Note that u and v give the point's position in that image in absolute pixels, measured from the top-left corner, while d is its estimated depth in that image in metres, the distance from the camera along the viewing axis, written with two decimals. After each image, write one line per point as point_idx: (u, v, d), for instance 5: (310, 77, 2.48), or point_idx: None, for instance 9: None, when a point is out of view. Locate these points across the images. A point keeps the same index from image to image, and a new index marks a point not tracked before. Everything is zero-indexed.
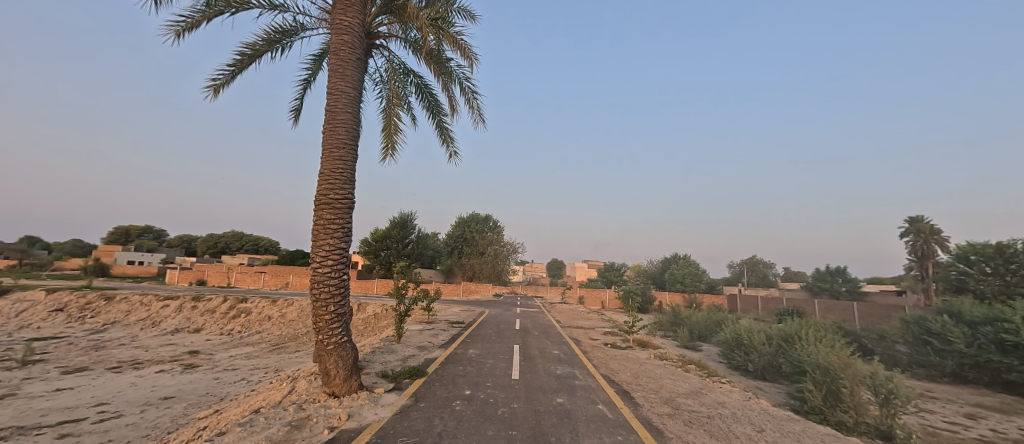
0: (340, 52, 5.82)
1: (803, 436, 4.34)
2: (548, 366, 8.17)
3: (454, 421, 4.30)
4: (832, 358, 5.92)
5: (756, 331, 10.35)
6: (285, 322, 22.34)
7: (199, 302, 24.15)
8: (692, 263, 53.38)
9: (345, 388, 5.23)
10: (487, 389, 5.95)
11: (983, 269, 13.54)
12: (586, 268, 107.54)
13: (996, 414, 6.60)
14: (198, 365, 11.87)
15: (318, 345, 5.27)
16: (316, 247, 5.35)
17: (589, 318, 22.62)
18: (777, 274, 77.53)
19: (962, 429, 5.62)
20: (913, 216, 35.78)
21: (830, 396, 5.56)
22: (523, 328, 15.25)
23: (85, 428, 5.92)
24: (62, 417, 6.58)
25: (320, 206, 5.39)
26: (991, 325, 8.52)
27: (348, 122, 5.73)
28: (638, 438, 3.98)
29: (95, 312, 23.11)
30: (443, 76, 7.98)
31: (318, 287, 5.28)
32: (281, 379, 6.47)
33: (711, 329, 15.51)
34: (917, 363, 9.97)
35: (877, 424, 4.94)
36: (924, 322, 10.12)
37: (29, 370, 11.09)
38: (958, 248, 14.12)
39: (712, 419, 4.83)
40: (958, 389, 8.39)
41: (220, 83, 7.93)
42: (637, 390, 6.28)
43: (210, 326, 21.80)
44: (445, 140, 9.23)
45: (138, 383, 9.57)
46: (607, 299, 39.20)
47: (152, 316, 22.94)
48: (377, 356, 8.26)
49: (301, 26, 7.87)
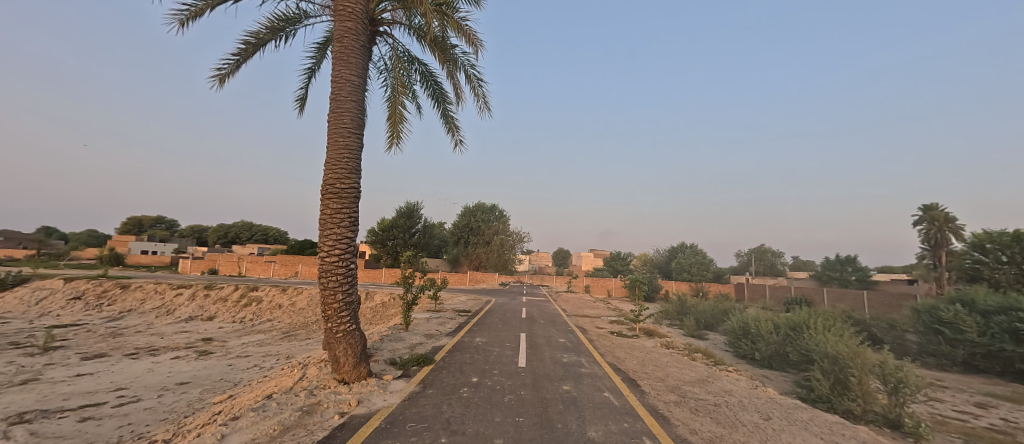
0: (345, 39, 5.76)
1: (811, 424, 4.32)
2: (554, 354, 8.23)
3: (462, 407, 4.36)
4: (841, 347, 5.86)
5: (764, 320, 10.29)
6: (296, 310, 22.77)
7: (211, 290, 24.67)
8: (700, 252, 52.96)
9: (355, 375, 5.32)
10: (494, 376, 6.03)
11: (999, 257, 13.26)
12: (593, 257, 107.38)
13: (1007, 403, 6.54)
14: (212, 352, 12.20)
15: (329, 333, 5.36)
16: (324, 237, 5.39)
17: (596, 307, 22.74)
18: (786, 263, 77.08)
19: (973, 418, 5.58)
20: (928, 204, 35.01)
21: (838, 385, 5.55)
22: (529, 317, 15.32)
23: (105, 412, 6.12)
24: (84, 401, 6.81)
25: (327, 196, 5.41)
26: (1005, 314, 8.41)
27: (353, 111, 5.70)
28: (644, 425, 3.99)
29: (112, 300, 23.72)
30: (448, 63, 7.88)
31: (327, 276, 5.34)
32: (292, 366, 6.61)
33: (718, 318, 15.51)
34: (927, 352, 9.87)
35: (885, 413, 4.90)
36: (937, 311, 9.87)
37: (51, 356, 11.48)
38: (974, 236, 13.90)
39: (719, 406, 4.84)
40: (969, 379, 8.32)
41: (226, 73, 7.92)
42: (644, 379, 6.29)
43: (223, 313, 22.29)
44: (451, 129, 9.16)
45: (154, 368, 9.86)
46: (613, 288, 39.26)
47: (167, 304, 23.49)
48: (386, 344, 8.40)
49: (305, 13, 7.81)
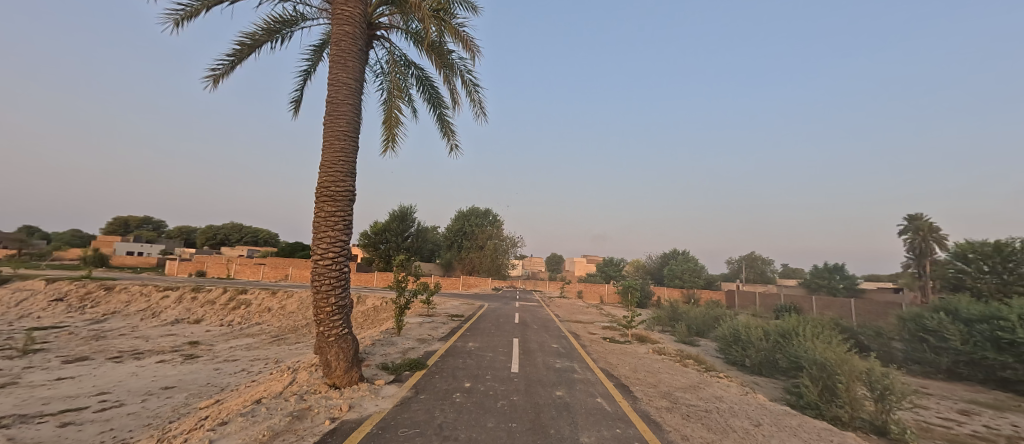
0: (341, 42, 5.76)
1: (800, 430, 4.38)
2: (547, 359, 8.21)
3: (454, 413, 4.34)
4: (829, 353, 5.92)
5: (755, 327, 10.38)
6: (286, 314, 22.43)
7: (199, 293, 24.19)
8: (692, 259, 53.54)
9: (346, 380, 5.27)
10: (487, 381, 6.00)
11: (981, 267, 13.64)
12: (585, 263, 107.74)
13: (989, 410, 6.68)
14: (199, 356, 11.94)
15: (320, 337, 5.29)
16: (318, 240, 5.35)
17: (589, 313, 22.68)
18: (775, 271, 78.26)
19: (956, 425, 5.68)
20: (913, 214, 35.87)
21: (826, 391, 5.63)
22: (522, 322, 15.27)
23: (87, 417, 5.98)
24: (64, 406, 6.65)
25: (321, 198, 5.38)
26: (987, 323, 8.59)
27: (350, 114, 5.70)
28: (636, 431, 4.01)
29: (96, 302, 23.20)
30: (444, 69, 7.91)
31: (319, 279, 5.29)
32: (282, 370, 6.52)
33: (709, 324, 15.64)
34: (912, 360, 10.05)
35: (872, 420, 4.96)
36: (921, 319, 10.15)
37: (30, 359, 11.15)
38: (956, 246, 14.26)
39: (710, 412, 4.89)
40: (953, 386, 8.48)
41: (220, 73, 7.87)
42: (636, 384, 6.33)
43: (210, 316, 21.87)
44: (446, 133, 9.18)
45: (138, 373, 9.63)
46: (606, 294, 39.39)
47: (152, 307, 23.03)
48: (378, 348, 8.30)
49: (302, 16, 7.81)
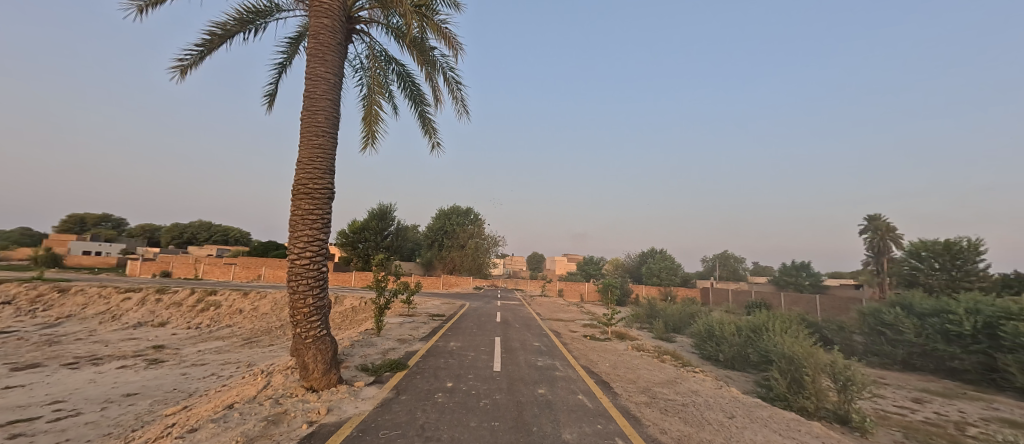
0: (319, 35, 5.61)
1: (770, 421, 4.57)
2: (529, 358, 8.25)
3: (436, 413, 4.30)
4: (797, 347, 6.20)
5: (728, 323, 10.75)
6: (258, 316, 21.67)
7: (164, 294, 23.05)
8: (669, 257, 54.95)
9: (324, 382, 5.15)
10: (469, 381, 5.98)
11: (933, 264, 14.59)
12: (565, 262, 108.88)
13: (940, 398, 7.17)
14: (164, 360, 11.38)
15: (296, 339, 5.14)
16: (294, 239, 5.20)
17: (569, 311, 22.92)
18: (746, 269, 81.37)
19: (910, 413, 6.07)
20: (873, 215, 37.93)
21: (794, 383, 5.90)
22: (503, 321, 15.28)
23: (40, 427, 5.61)
24: (13, 417, 6.21)
25: (299, 196, 5.22)
26: (938, 317, 9.20)
27: (328, 110, 5.55)
28: (617, 427, 4.09)
29: (48, 305, 21.74)
30: (426, 66, 7.81)
31: (296, 279, 5.14)
32: (256, 373, 6.30)
33: (685, 321, 16.08)
34: (871, 352, 10.67)
35: (835, 410, 5.24)
36: (879, 314, 10.81)
37: None
38: (911, 245, 15.14)
39: (687, 406, 5.04)
40: (908, 376, 9.05)
41: (188, 64, 7.51)
42: (616, 380, 6.46)
43: (177, 319, 20.88)
44: (428, 131, 9.08)
45: (97, 379, 9.09)
46: (586, 292, 39.89)
47: (112, 310, 21.78)
48: (357, 349, 8.13)
49: (277, 6, 7.54)
